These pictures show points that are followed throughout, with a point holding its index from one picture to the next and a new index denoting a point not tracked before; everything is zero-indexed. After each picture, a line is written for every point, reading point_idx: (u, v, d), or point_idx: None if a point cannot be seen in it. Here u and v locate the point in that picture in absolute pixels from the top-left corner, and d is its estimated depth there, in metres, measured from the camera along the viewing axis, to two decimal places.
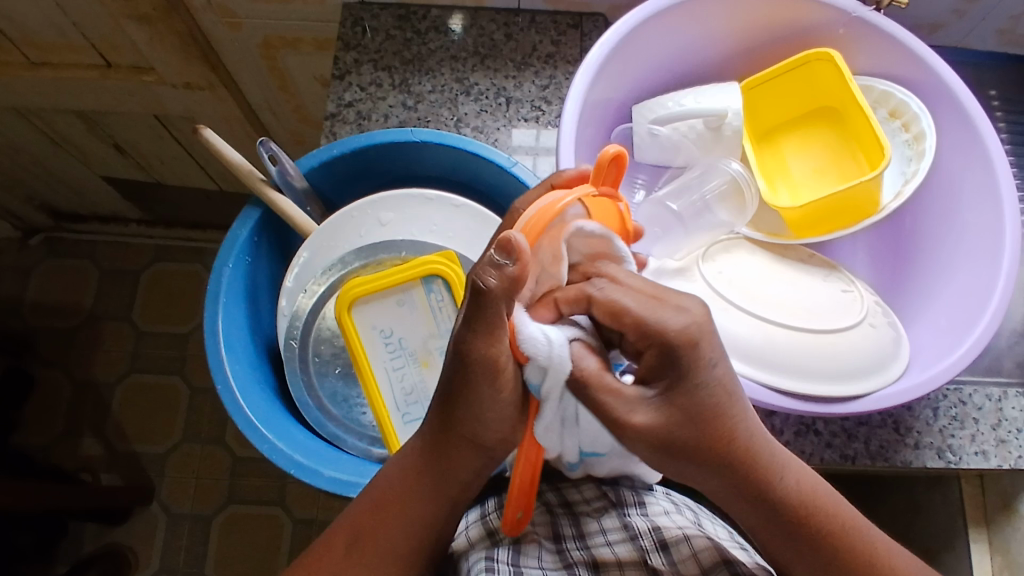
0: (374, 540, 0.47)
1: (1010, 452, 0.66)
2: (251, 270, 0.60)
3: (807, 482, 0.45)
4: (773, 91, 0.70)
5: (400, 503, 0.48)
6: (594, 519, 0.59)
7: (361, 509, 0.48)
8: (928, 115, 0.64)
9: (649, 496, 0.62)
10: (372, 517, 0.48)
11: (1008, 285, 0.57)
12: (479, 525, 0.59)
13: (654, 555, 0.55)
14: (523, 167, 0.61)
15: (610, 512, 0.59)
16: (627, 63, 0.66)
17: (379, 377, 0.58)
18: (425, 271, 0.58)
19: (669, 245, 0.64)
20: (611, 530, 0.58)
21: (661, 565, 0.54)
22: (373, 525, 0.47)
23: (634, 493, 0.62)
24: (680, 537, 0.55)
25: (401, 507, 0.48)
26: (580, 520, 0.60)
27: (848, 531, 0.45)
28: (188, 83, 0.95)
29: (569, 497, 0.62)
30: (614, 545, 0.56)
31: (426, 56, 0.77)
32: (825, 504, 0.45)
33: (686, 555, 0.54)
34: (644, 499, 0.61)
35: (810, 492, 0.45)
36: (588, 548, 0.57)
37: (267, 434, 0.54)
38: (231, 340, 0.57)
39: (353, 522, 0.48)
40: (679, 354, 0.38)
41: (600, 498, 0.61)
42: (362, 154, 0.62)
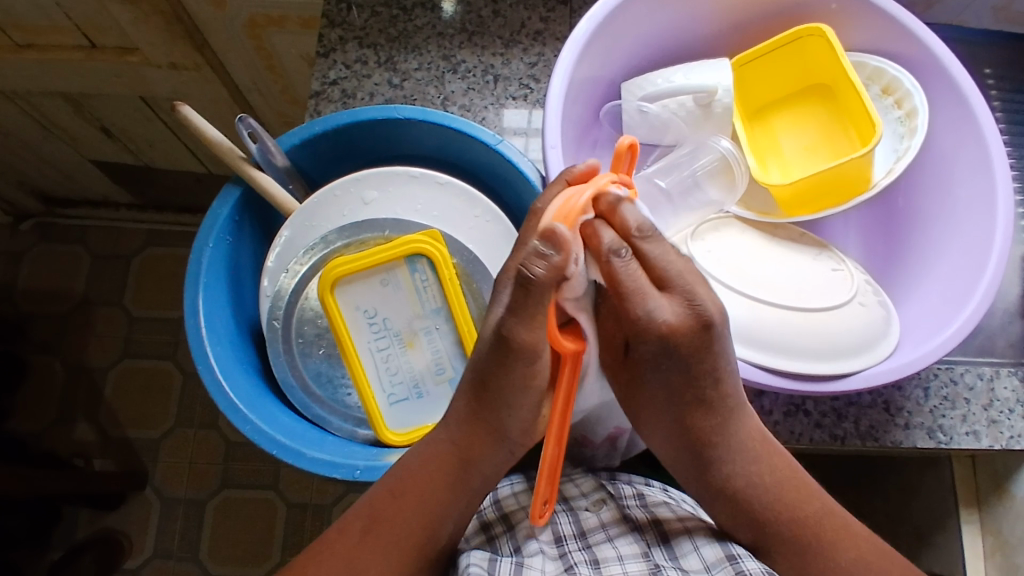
0: (386, 525, 0.49)
1: (1001, 432, 0.65)
2: (233, 250, 0.59)
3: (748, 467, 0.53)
4: (765, 68, 0.68)
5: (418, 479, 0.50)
6: (593, 514, 0.59)
7: (380, 490, 0.50)
8: (920, 92, 0.63)
9: (647, 488, 0.62)
10: (389, 501, 0.50)
11: (1000, 263, 0.56)
12: (478, 522, 0.60)
13: (656, 550, 0.56)
14: (509, 144, 0.60)
15: (609, 505, 0.59)
16: (616, 38, 0.64)
17: (364, 359, 0.57)
18: (409, 250, 0.57)
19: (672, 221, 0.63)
20: (610, 524, 0.58)
21: (663, 560, 0.55)
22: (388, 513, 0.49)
23: (631, 488, 0.61)
24: (681, 531, 0.57)
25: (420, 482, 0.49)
26: (579, 516, 0.59)
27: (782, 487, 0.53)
28: (174, 63, 0.94)
29: (566, 491, 0.61)
30: (615, 541, 0.56)
31: (412, 33, 0.76)
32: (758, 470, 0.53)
33: (689, 548, 0.55)
34: (641, 491, 0.61)
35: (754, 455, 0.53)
36: (589, 548, 0.56)
37: (250, 415, 0.53)
38: (212, 321, 0.56)
39: (371, 505, 0.50)
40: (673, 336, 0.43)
41: (597, 490, 0.61)
42: (345, 132, 0.61)
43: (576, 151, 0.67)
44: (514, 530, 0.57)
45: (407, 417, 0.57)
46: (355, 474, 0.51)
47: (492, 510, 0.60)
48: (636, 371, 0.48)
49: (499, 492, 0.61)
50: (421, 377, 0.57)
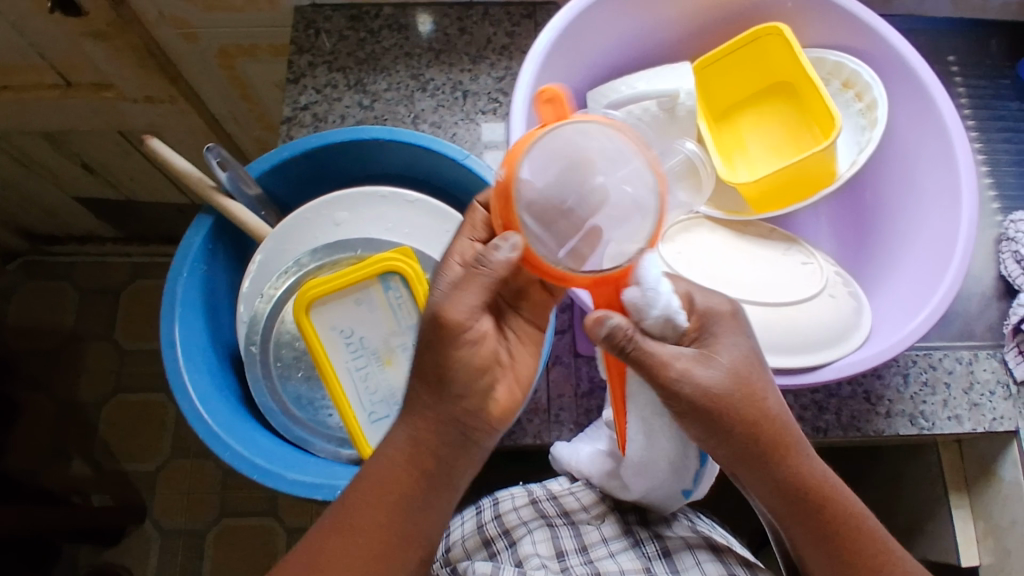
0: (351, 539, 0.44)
1: (983, 415, 0.66)
2: (208, 279, 0.60)
3: (821, 473, 0.50)
4: (726, 70, 0.69)
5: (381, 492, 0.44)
6: (595, 529, 0.61)
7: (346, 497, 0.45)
8: (878, 84, 0.63)
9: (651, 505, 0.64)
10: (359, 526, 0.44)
11: (967, 249, 0.57)
12: (477, 534, 0.62)
13: (657, 563, 0.58)
14: (476, 158, 0.60)
15: (610, 520, 0.62)
16: (578, 48, 0.65)
17: (342, 378, 0.58)
18: (382, 268, 0.57)
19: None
20: (611, 539, 0.60)
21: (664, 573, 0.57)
22: (367, 505, 0.44)
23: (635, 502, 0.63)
24: (682, 545, 0.59)
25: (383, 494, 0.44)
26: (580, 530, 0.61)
27: (840, 509, 0.49)
28: (149, 97, 0.95)
29: (566, 505, 0.63)
30: (616, 555, 0.59)
31: (380, 55, 0.77)
32: (831, 497, 0.49)
33: (690, 562, 0.58)
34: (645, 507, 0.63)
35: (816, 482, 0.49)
36: (591, 562, 0.58)
37: (229, 441, 0.53)
38: (189, 351, 0.56)
39: (338, 515, 0.45)
40: (732, 370, 0.46)
41: (598, 504, 0.62)
42: (315, 155, 0.61)
43: None
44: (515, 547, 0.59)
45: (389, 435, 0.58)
46: (335, 493, 0.51)
47: (492, 522, 0.62)
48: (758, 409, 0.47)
49: (500, 504, 0.63)
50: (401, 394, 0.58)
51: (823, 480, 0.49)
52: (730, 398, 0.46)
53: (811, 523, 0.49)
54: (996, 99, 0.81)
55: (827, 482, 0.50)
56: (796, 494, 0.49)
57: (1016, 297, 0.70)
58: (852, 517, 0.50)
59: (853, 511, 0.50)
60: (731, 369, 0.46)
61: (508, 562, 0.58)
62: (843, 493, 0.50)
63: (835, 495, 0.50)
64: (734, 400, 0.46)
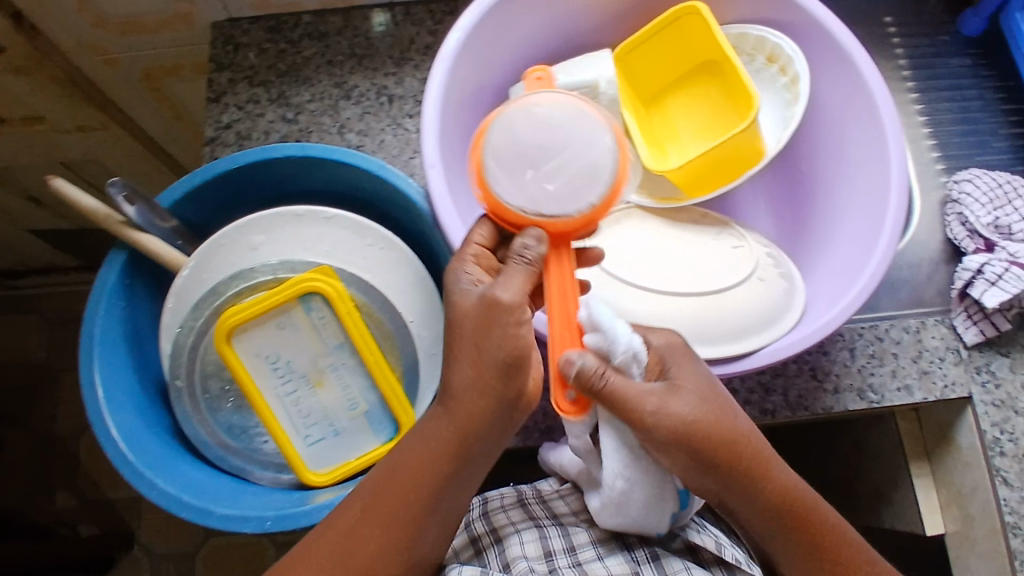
0: (382, 505, 0.48)
1: (934, 383, 0.65)
2: (129, 314, 0.58)
3: (797, 485, 0.51)
4: (649, 53, 0.67)
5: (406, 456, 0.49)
6: (583, 530, 0.60)
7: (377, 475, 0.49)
8: (800, 57, 0.62)
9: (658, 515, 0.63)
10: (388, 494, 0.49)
11: (896, 223, 0.56)
12: (464, 533, 0.62)
13: (647, 567, 0.57)
14: (391, 168, 0.58)
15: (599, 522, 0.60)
16: (493, 45, 0.63)
17: (273, 405, 0.57)
18: (301, 290, 0.55)
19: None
20: (600, 542, 0.59)
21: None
22: (388, 482, 0.49)
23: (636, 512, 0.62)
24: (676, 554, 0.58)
25: (408, 455, 0.49)
26: (569, 531, 0.59)
27: (820, 521, 0.51)
28: (82, 126, 0.93)
29: (556, 508, 0.62)
30: (605, 559, 0.57)
31: (301, 65, 0.75)
32: (807, 506, 0.51)
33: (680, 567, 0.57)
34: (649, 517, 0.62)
35: (793, 494, 0.51)
36: (579, 564, 0.57)
37: (157, 480, 0.52)
38: (113, 392, 0.55)
39: (372, 485, 0.49)
40: (698, 406, 0.48)
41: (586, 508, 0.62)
42: (229, 178, 0.60)
43: None
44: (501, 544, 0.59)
45: (327, 456, 0.58)
46: (265, 525, 0.51)
47: (479, 522, 0.61)
48: (732, 438, 0.49)
49: (488, 504, 0.63)
50: (335, 415, 0.58)
51: (802, 494, 0.51)
52: (700, 425, 0.48)
53: (793, 539, 0.50)
54: (936, 58, 0.79)
55: (805, 495, 0.51)
56: (778, 508, 0.50)
57: (962, 260, 0.69)
58: (832, 526, 0.51)
59: (831, 522, 0.51)
60: (699, 403, 0.48)
61: (495, 566, 0.57)
62: (823, 507, 0.52)
63: (815, 508, 0.51)
64: (705, 428, 0.48)
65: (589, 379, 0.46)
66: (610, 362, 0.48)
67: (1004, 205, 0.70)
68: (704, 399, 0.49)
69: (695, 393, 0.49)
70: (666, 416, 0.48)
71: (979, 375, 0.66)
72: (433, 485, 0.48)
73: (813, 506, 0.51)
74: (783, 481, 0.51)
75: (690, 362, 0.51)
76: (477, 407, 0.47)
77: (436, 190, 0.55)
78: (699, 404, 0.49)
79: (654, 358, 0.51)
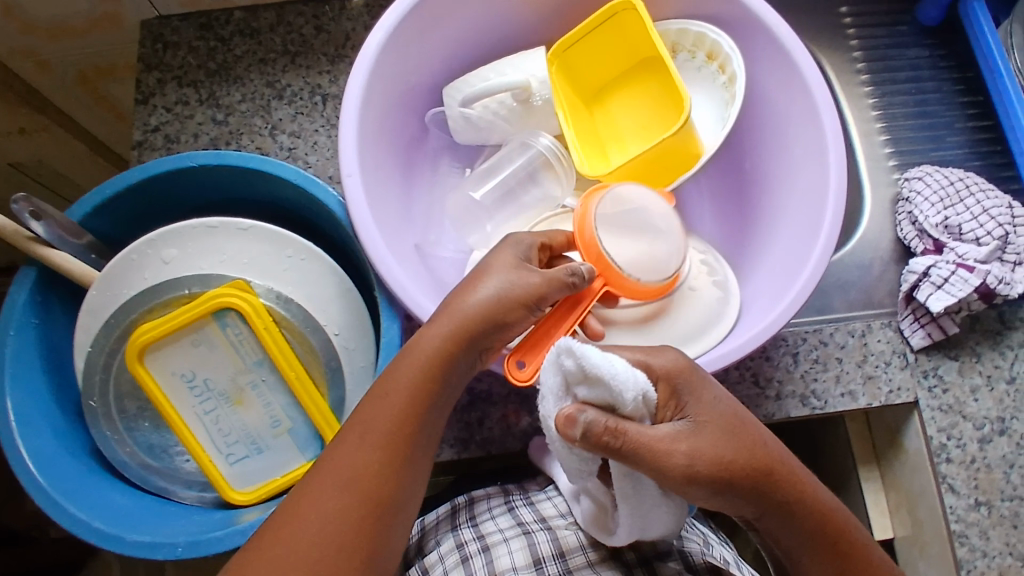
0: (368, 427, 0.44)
1: (878, 388, 0.64)
2: (43, 331, 0.56)
3: (830, 503, 0.49)
4: (587, 49, 0.65)
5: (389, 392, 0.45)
6: (572, 533, 0.59)
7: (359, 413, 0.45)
8: (737, 55, 0.60)
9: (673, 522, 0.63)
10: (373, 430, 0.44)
11: (832, 228, 0.53)
12: (451, 538, 0.60)
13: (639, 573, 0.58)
14: (309, 177, 0.56)
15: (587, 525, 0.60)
16: (421, 44, 0.61)
17: (192, 424, 0.55)
18: (214, 306, 0.53)
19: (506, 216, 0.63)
20: (589, 546, 0.59)
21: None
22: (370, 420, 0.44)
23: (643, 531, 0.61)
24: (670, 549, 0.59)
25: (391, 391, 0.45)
26: (556, 534, 0.59)
27: (854, 539, 0.49)
28: (22, 129, 0.87)
29: (543, 510, 0.62)
30: (597, 567, 0.57)
31: (233, 63, 0.73)
32: (841, 528, 0.49)
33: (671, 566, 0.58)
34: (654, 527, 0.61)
35: (826, 519, 0.49)
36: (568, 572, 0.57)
37: (68, 506, 0.51)
38: (25, 414, 0.53)
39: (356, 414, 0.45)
40: (722, 439, 0.46)
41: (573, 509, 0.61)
42: (143, 188, 0.57)
43: (405, 165, 0.64)
44: (488, 551, 0.58)
45: (250, 475, 0.55)
46: (178, 551, 0.49)
47: (467, 529, 0.60)
48: (766, 467, 0.47)
49: (478, 518, 0.61)
50: (258, 433, 0.56)
51: (835, 515, 0.49)
52: (732, 460, 0.45)
53: (829, 561, 0.49)
54: (892, 49, 0.77)
55: (838, 512, 0.49)
56: (814, 531, 0.48)
57: (911, 260, 0.67)
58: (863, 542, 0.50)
59: (861, 538, 0.50)
60: (726, 434, 0.46)
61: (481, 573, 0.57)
62: (851, 521, 0.50)
63: (848, 525, 0.49)
64: (738, 462, 0.46)
65: (592, 441, 0.43)
66: (619, 411, 0.44)
67: (954, 204, 0.67)
68: (734, 427, 0.47)
69: (711, 418, 0.46)
70: (699, 457, 0.44)
71: (927, 379, 0.65)
72: (410, 410, 0.44)
73: (845, 522, 0.49)
74: (817, 503, 0.48)
75: (712, 387, 0.48)
76: (451, 332, 0.45)
77: (353, 200, 0.53)
78: (729, 433, 0.46)
79: (665, 386, 0.46)
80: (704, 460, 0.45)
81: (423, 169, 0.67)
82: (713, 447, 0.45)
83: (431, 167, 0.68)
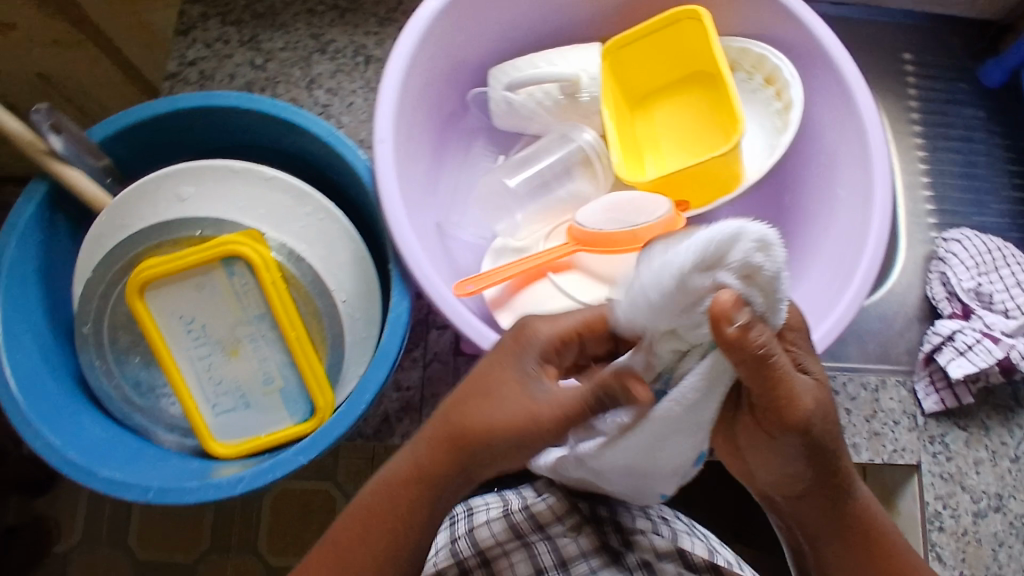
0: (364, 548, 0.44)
1: (883, 446, 0.62)
2: (45, 249, 0.55)
3: (870, 504, 0.49)
4: (642, 53, 0.63)
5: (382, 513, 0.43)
6: (572, 541, 0.56)
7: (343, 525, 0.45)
8: (797, 83, 0.58)
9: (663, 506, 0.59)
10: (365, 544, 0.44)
11: (868, 275, 0.52)
12: (448, 550, 0.56)
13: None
14: (341, 136, 0.54)
15: (586, 530, 0.56)
16: (476, 20, 0.59)
17: (183, 368, 0.53)
18: (224, 252, 0.52)
19: (536, 208, 0.61)
20: (589, 553, 0.56)
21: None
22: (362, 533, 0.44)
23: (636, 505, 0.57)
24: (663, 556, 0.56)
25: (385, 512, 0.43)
26: (557, 543, 0.56)
27: (893, 541, 0.49)
28: (57, 41, 0.86)
29: (539, 518, 0.56)
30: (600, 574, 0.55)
31: (279, 10, 0.71)
32: (881, 529, 0.49)
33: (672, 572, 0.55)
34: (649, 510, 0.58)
35: (866, 515, 0.49)
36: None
37: (43, 430, 0.49)
38: (15, 329, 0.52)
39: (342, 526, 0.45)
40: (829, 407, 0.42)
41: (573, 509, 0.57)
42: (169, 120, 0.56)
43: (439, 141, 0.63)
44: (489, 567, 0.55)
45: (235, 428, 0.54)
46: (147, 495, 0.47)
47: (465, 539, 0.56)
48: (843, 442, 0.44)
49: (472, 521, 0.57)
50: (248, 387, 0.54)
51: (870, 516, 0.49)
52: (831, 432, 0.42)
53: (865, 559, 0.49)
54: (948, 105, 0.75)
55: (877, 513, 0.50)
56: (853, 526, 0.49)
57: (936, 322, 0.66)
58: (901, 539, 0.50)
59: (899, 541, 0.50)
60: (832, 400, 0.42)
61: None
62: (887, 520, 0.50)
63: (885, 525, 0.49)
64: (829, 440, 0.43)
65: (747, 339, 0.32)
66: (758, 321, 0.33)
67: (989, 272, 0.66)
68: (832, 398, 0.43)
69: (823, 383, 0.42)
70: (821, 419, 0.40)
71: (932, 445, 0.63)
72: (417, 514, 0.43)
73: (884, 525, 0.49)
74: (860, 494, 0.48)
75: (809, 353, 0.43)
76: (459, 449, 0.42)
77: (382, 166, 0.52)
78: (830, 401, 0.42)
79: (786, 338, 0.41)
80: (820, 427, 0.41)
81: (457, 147, 0.66)
82: (825, 414, 0.41)
83: (465, 146, 0.66)
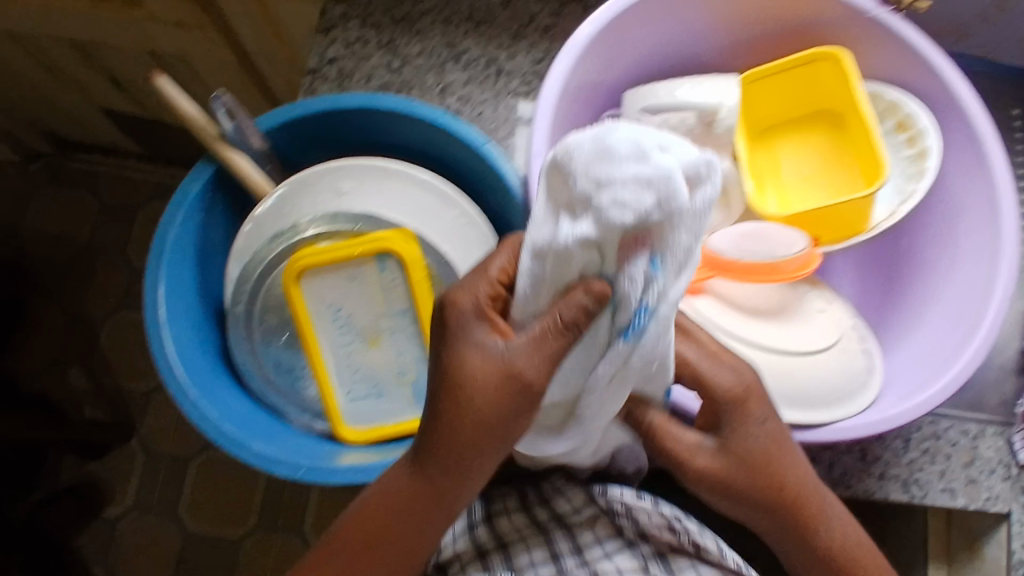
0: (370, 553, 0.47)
1: (978, 493, 0.63)
2: (202, 229, 0.58)
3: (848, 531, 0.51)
4: (775, 88, 0.65)
5: (386, 509, 0.46)
6: (587, 529, 0.55)
7: (349, 522, 0.48)
8: (935, 134, 0.60)
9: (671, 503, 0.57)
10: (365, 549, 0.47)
11: (994, 326, 0.53)
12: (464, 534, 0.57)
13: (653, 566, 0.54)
14: (495, 147, 0.57)
15: (601, 520, 0.56)
16: (620, 45, 0.62)
17: (326, 353, 0.56)
18: (378, 247, 0.54)
19: None
20: (605, 539, 0.55)
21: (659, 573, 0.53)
22: (374, 530, 0.47)
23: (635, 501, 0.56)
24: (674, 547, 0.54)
25: (386, 508, 0.46)
26: (573, 531, 0.55)
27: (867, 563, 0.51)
28: (179, 22, 0.90)
29: (558, 508, 0.57)
30: (613, 556, 0.54)
31: (416, 16, 0.73)
32: (853, 554, 0.51)
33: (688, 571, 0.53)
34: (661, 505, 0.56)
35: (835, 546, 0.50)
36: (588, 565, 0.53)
37: (201, 402, 0.52)
38: (174, 304, 0.55)
39: (354, 523, 0.48)
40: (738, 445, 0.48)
41: (588, 503, 0.56)
42: (328, 117, 0.58)
43: None
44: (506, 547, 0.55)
45: (366, 415, 0.56)
46: (298, 471, 0.50)
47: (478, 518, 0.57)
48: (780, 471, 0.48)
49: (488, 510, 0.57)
50: (383, 377, 0.57)
51: (848, 539, 0.51)
52: (756, 461, 0.48)
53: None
54: None
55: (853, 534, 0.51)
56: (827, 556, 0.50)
57: None
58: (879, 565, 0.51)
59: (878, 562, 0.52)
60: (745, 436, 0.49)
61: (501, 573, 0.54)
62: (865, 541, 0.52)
63: (860, 550, 0.51)
64: (753, 472, 0.48)
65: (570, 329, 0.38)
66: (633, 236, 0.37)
67: None
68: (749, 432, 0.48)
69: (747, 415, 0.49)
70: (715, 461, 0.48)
71: None
72: (409, 522, 0.46)
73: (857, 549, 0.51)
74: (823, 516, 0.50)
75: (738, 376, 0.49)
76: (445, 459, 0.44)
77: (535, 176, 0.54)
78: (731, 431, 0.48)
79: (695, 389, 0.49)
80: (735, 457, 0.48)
81: None
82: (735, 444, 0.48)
83: None
